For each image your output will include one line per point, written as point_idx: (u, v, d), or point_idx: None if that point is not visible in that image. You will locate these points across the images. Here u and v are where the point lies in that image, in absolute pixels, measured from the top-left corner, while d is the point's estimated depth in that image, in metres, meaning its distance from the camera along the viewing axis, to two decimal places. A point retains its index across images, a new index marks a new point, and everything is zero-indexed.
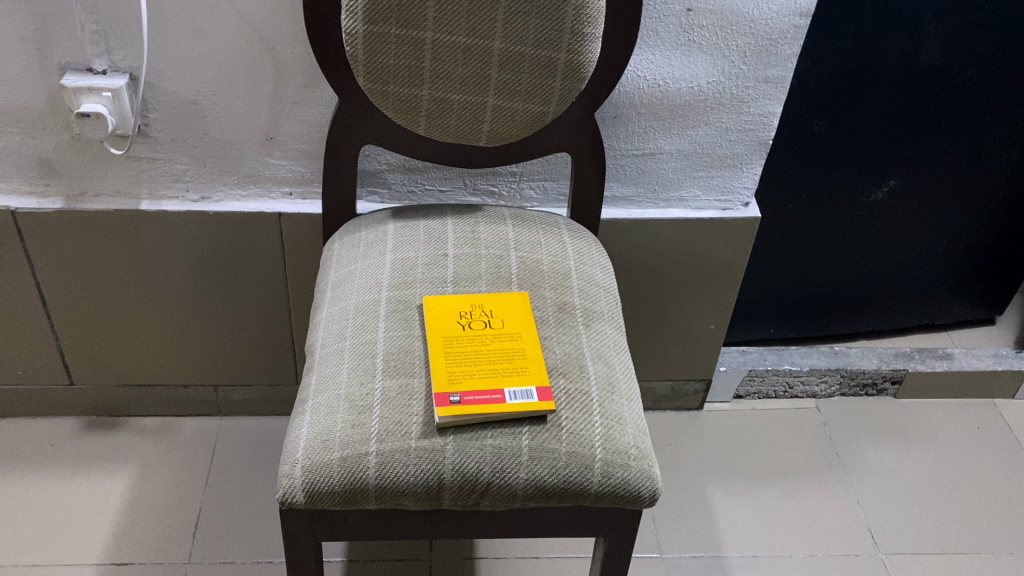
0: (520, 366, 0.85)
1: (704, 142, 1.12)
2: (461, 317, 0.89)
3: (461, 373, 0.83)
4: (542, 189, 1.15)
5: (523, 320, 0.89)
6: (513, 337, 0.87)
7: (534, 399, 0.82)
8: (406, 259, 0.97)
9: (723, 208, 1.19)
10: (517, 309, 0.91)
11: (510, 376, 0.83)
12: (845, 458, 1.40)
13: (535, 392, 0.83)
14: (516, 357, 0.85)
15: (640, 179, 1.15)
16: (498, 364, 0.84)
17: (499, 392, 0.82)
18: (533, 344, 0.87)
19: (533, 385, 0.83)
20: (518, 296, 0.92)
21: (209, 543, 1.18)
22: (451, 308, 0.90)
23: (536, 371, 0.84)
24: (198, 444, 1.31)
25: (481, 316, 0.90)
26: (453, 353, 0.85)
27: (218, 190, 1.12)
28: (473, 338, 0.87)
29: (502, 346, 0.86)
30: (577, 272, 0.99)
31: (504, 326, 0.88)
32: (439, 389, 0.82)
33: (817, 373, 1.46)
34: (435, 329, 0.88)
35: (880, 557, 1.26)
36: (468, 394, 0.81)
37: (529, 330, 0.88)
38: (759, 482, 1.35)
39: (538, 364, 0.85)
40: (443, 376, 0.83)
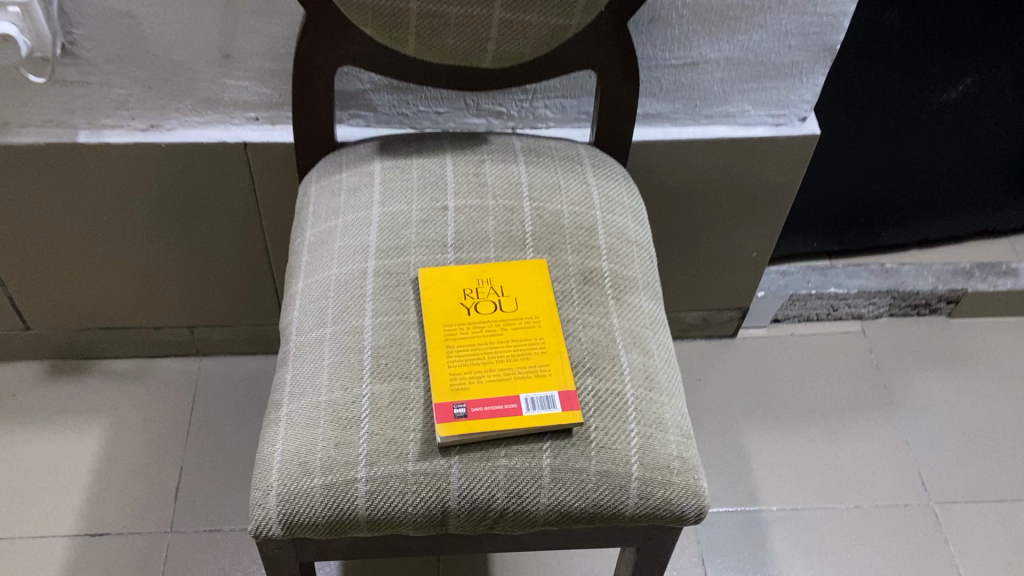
0: (539, 366, 0.69)
1: (758, 49, 0.91)
2: (466, 297, 0.73)
3: (466, 376, 0.68)
4: (559, 108, 0.95)
5: (541, 300, 0.73)
6: (529, 324, 0.71)
7: (556, 410, 0.67)
8: (398, 213, 0.80)
9: (775, 124, 1.00)
10: (532, 285, 0.74)
11: (527, 380, 0.68)
12: (893, 392, 1.27)
13: (557, 400, 0.67)
14: (534, 353, 0.70)
15: (679, 93, 0.95)
16: (512, 364, 0.69)
17: (514, 401, 0.67)
18: (555, 332, 0.71)
19: (556, 390, 0.68)
20: (534, 265, 0.75)
21: (197, 508, 1.08)
22: (453, 284, 0.74)
23: (558, 372, 0.69)
24: (177, 390, 1.18)
25: (490, 295, 0.73)
26: (458, 350, 0.70)
27: (169, 117, 0.93)
28: (482, 327, 0.71)
29: (517, 338, 0.70)
30: (604, 224, 0.81)
31: (519, 309, 0.72)
32: (440, 400, 0.67)
33: (865, 296, 1.30)
34: (434, 315, 0.72)
35: (929, 507, 1.15)
36: (476, 406, 0.67)
37: (550, 314, 0.72)
38: (797, 421, 1.22)
39: (561, 361, 0.70)
40: (445, 383, 0.68)
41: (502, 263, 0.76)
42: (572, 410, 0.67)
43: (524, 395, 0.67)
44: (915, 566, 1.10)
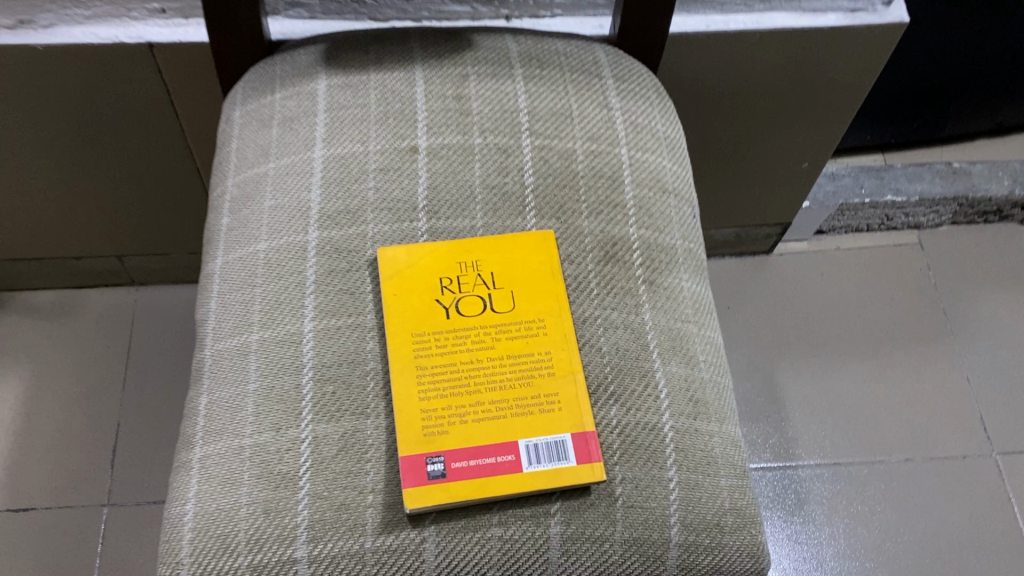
0: (545, 397, 0.50)
1: None
2: (443, 291, 0.53)
3: (444, 414, 0.49)
4: None
5: (546, 296, 0.53)
6: (530, 333, 0.52)
7: (569, 463, 0.49)
8: (349, 156, 0.58)
9: (850, 9, 0.76)
10: (533, 273, 0.54)
11: (528, 418, 0.49)
12: (953, 318, 1.07)
13: (571, 449, 0.49)
14: (538, 376, 0.50)
15: None
16: (508, 394, 0.50)
17: (512, 452, 0.48)
18: (567, 342, 0.52)
19: (568, 434, 0.49)
20: (539, 240, 0.55)
21: (131, 475, 0.91)
22: (424, 269, 0.53)
23: (570, 406, 0.50)
24: (109, 329, 1.00)
25: (477, 287, 0.53)
26: (432, 374, 0.50)
27: (44, 10, 0.69)
28: (466, 337, 0.51)
29: (514, 354, 0.51)
30: (632, 169, 0.60)
31: (517, 309, 0.52)
32: (408, 452, 0.48)
33: (927, 204, 1.09)
34: (398, 319, 0.52)
35: (992, 459, 0.98)
36: (458, 460, 0.48)
37: (558, 316, 0.53)
38: (841, 357, 1.05)
39: (574, 388, 0.51)
40: (415, 426, 0.49)
41: (492, 237, 0.55)
42: (591, 463, 0.49)
43: (525, 443, 0.49)
44: (975, 531, 0.93)
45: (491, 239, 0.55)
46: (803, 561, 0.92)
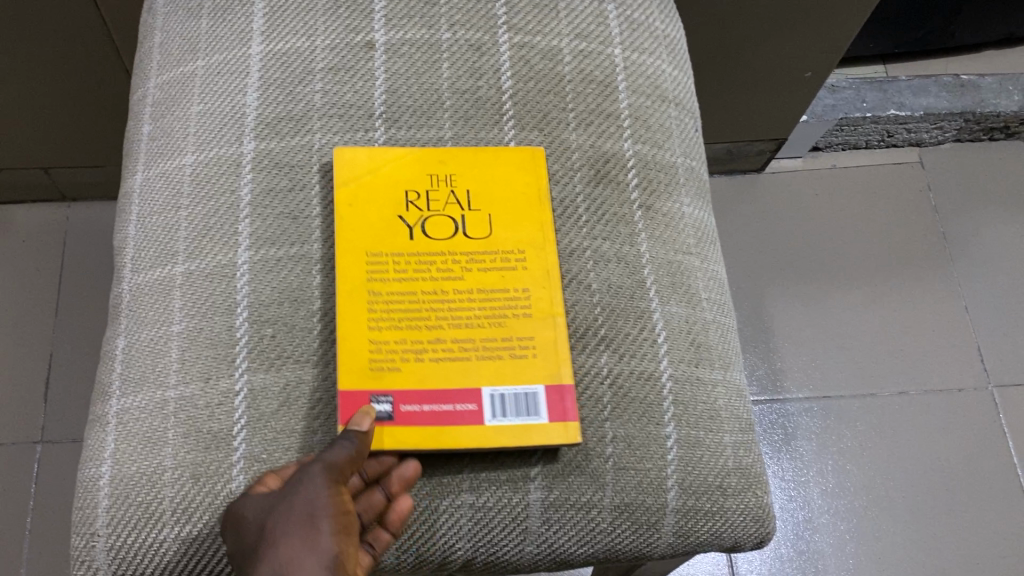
0: (517, 340, 0.42)
1: None
2: (408, 207, 0.44)
3: (396, 348, 0.41)
4: None
5: (529, 222, 0.45)
6: (507, 264, 0.43)
7: (540, 420, 0.41)
8: (292, 53, 0.49)
9: None
10: (515, 193, 0.45)
11: (496, 364, 0.41)
12: (953, 243, 1.01)
13: (544, 406, 0.41)
14: (511, 317, 0.42)
15: None
16: (473, 333, 0.42)
17: (475, 402, 0.41)
18: (550, 277, 0.44)
19: (542, 386, 0.41)
20: (525, 156, 0.46)
21: (65, 410, 0.83)
22: (387, 179, 0.45)
23: (547, 353, 0.42)
24: (38, 250, 0.90)
25: (449, 206, 0.44)
26: (385, 301, 0.42)
27: None
28: (430, 262, 0.43)
29: (486, 287, 0.43)
30: (627, 74, 0.51)
31: (494, 235, 0.44)
32: (351, 387, 0.40)
33: (931, 119, 1.02)
34: (350, 234, 0.43)
35: (989, 392, 0.92)
36: (409, 403, 0.40)
37: (543, 247, 0.44)
38: (835, 284, 0.98)
39: (554, 333, 0.42)
40: (360, 358, 0.41)
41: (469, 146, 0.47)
42: (566, 422, 0.41)
43: (489, 391, 0.41)
44: (968, 468, 0.88)
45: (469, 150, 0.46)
46: (789, 499, 0.87)
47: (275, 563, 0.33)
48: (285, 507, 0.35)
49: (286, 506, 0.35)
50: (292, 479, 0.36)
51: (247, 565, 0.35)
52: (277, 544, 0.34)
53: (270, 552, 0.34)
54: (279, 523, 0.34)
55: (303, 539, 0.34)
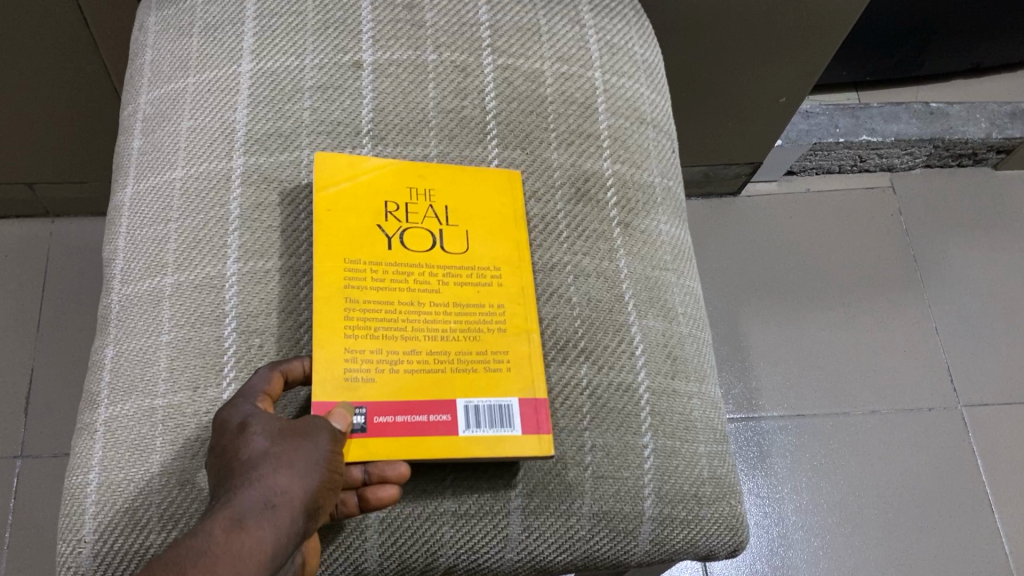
0: (492, 354, 0.43)
1: None
2: (387, 217, 0.45)
3: (370, 359, 0.41)
4: None
5: (504, 238, 0.46)
6: (482, 278, 0.44)
7: (513, 432, 0.41)
8: (281, 71, 0.50)
9: None
10: (490, 210, 0.47)
11: (470, 376, 0.42)
12: (923, 266, 1.03)
13: (518, 417, 0.42)
14: (487, 330, 0.43)
15: None
16: (449, 346, 0.43)
17: (450, 414, 0.41)
18: (522, 294, 0.45)
19: (517, 399, 0.42)
20: (502, 178, 0.48)
21: (46, 425, 0.83)
22: (359, 189, 0.46)
23: (522, 368, 0.43)
24: (22, 264, 0.90)
25: (427, 219, 0.45)
26: (362, 311, 0.42)
27: None
28: (408, 274, 0.43)
29: (460, 301, 0.44)
30: (607, 96, 0.53)
31: (470, 248, 0.45)
32: (326, 396, 0.40)
33: (902, 145, 1.04)
34: (328, 240, 0.43)
35: (958, 411, 0.94)
36: (384, 414, 0.40)
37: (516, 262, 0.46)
38: (809, 305, 1.00)
39: (527, 349, 0.44)
40: (334, 366, 0.41)
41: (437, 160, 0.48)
42: (539, 435, 0.42)
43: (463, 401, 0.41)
44: (938, 486, 0.90)
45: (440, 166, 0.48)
46: (763, 515, 0.88)
47: (271, 486, 0.32)
48: (297, 442, 0.35)
49: (297, 442, 0.35)
50: (304, 420, 0.36)
51: (226, 478, 0.34)
52: (280, 467, 0.33)
53: (261, 475, 0.33)
54: (286, 452, 0.34)
55: (303, 477, 0.33)
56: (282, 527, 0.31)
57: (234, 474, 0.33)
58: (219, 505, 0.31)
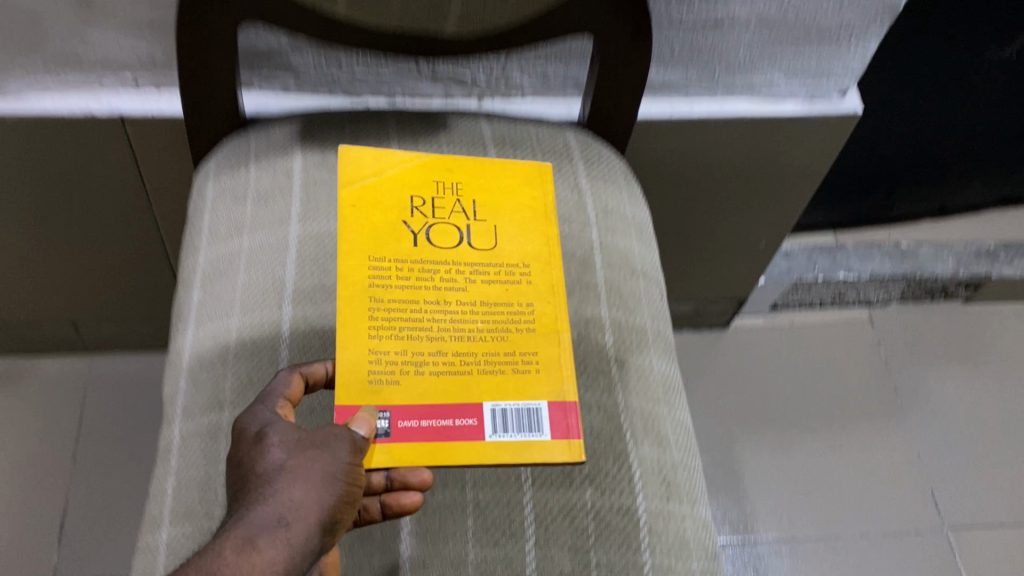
0: (519, 355, 0.54)
1: (802, 8, 0.69)
2: (414, 217, 0.57)
3: (400, 360, 0.52)
4: (541, 76, 0.73)
5: (530, 245, 0.58)
6: (512, 279, 0.57)
7: (543, 437, 0.52)
8: (324, 235, 0.58)
9: (807, 98, 0.78)
10: (517, 220, 0.59)
11: (498, 377, 0.53)
12: (903, 395, 1.10)
13: (547, 424, 0.52)
14: (514, 330, 0.55)
15: (694, 61, 0.73)
16: (474, 348, 0.54)
17: (476, 418, 0.52)
18: (539, 291, 0.57)
19: (546, 404, 0.53)
20: (524, 179, 0.61)
21: (79, 553, 0.88)
22: (402, 196, 0.58)
23: (547, 369, 0.54)
24: (62, 397, 0.97)
25: (453, 217, 0.58)
26: (387, 309, 0.54)
27: (13, 80, 0.68)
28: (434, 272, 0.55)
29: (490, 299, 0.56)
30: (603, 252, 0.61)
31: (499, 249, 0.57)
32: (348, 400, 0.50)
33: (877, 283, 1.14)
34: (357, 239, 0.56)
35: (943, 534, 0.99)
36: (409, 420, 0.51)
37: (545, 262, 0.58)
38: (798, 432, 1.06)
39: (554, 353, 0.55)
40: (360, 359, 0.52)
41: (473, 170, 0.61)
42: (569, 441, 0.52)
43: (491, 407, 0.52)
44: None
45: (474, 171, 0.61)
46: None
47: (285, 501, 0.36)
48: (312, 456, 0.39)
49: (312, 457, 0.39)
50: (323, 431, 0.42)
51: (246, 488, 0.38)
52: (293, 482, 0.37)
53: (277, 489, 0.37)
54: (300, 468, 0.38)
55: (314, 492, 0.38)
56: (294, 543, 0.35)
57: (253, 485, 0.38)
58: (241, 514, 0.36)
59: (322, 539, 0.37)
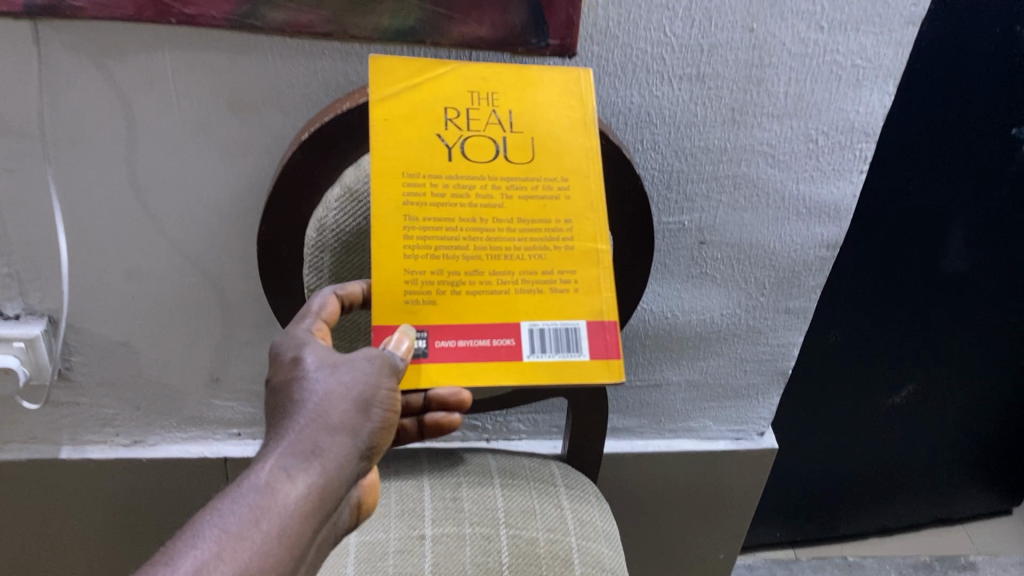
0: (558, 274, 0.55)
1: (716, 374, 0.99)
2: (449, 125, 0.56)
3: (436, 280, 0.54)
4: (532, 421, 1.03)
5: (569, 156, 0.57)
6: (546, 194, 0.56)
7: (581, 356, 0.54)
8: (375, 541, 0.79)
9: (735, 438, 1.06)
10: (554, 128, 0.58)
11: (537, 296, 0.54)
12: None
13: (585, 343, 0.54)
14: (552, 247, 0.55)
15: (644, 410, 1.02)
16: (512, 268, 0.55)
17: (513, 335, 0.54)
18: (573, 206, 0.56)
19: (583, 322, 0.54)
20: (564, 89, 0.59)
21: None
22: (436, 107, 0.57)
23: (582, 288, 0.55)
24: None
25: (488, 127, 0.57)
26: (421, 225, 0.54)
27: (153, 433, 0.96)
28: (470, 188, 0.55)
29: (527, 215, 0.55)
30: (581, 552, 0.82)
31: (537, 162, 0.56)
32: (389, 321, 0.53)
33: None
34: (392, 156, 0.55)
35: None
36: (446, 340, 0.53)
37: (583, 176, 0.57)
38: None
39: (591, 272, 0.56)
40: (395, 291, 0.53)
41: (511, 80, 0.58)
42: (603, 360, 0.54)
43: (528, 327, 0.54)
44: None
45: (508, 80, 0.59)
46: None
47: (323, 428, 0.43)
48: (347, 382, 0.46)
49: (350, 383, 0.46)
50: (361, 358, 0.48)
51: (286, 408, 0.45)
52: (326, 410, 0.44)
53: (317, 417, 0.44)
54: (331, 398, 0.45)
55: (345, 414, 0.44)
56: (329, 468, 0.42)
57: (290, 411, 0.44)
58: (280, 440, 0.43)
59: (355, 454, 0.44)
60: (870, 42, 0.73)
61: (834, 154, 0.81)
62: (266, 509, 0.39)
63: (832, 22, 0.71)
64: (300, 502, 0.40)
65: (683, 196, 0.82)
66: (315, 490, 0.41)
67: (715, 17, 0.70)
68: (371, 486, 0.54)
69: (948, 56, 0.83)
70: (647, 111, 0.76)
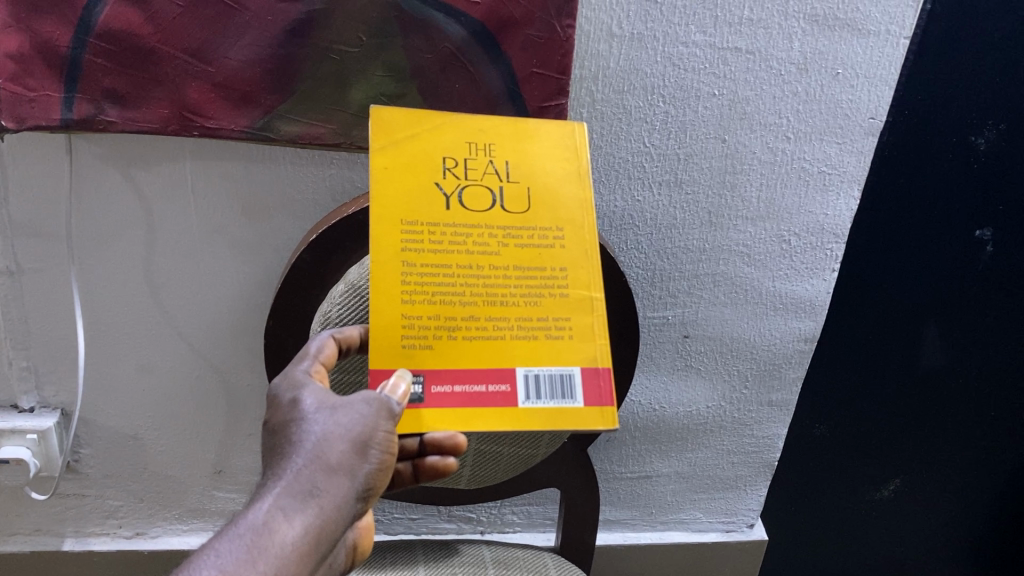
0: (553, 321, 0.54)
1: (705, 465, 1.02)
2: (447, 175, 0.55)
3: (433, 326, 0.53)
4: (525, 513, 1.05)
5: (565, 206, 0.56)
6: (543, 243, 0.55)
7: (576, 403, 0.53)
8: None
9: (725, 530, 1.09)
10: (551, 178, 0.57)
11: (533, 342, 0.53)
12: None
13: (580, 390, 0.53)
14: (549, 295, 0.54)
15: (635, 502, 1.04)
16: (509, 314, 0.54)
17: (509, 381, 0.52)
18: (570, 254, 0.56)
19: (578, 368, 0.53)
20: (561, 141, 0.58)
21: None
22: (435, 157, 0.56)
23: (579, 335, 0.54)
24: None
25: (485, 177, 0.56)
26: (420, 272, 0.53)
27: (155, 524, 0.98)
28: (469, 236, 0.54)
29: (523, 263, 0.54)
30: None
31: (534, 213, 0.56)
32: (386, 365, 0.52)
33: None
34: (391, 204, 0.54)
35: None
36: (443, 385, 0.52)
37: (578, 225, 0.56)
38: None
39: (586, 318, 0.55)
40: (393, 337, 0.52)
41: (509, 132, 0.58)
42: (597, 408, 0.53)
43: (524, 372, 0.53)
44: None
45: (506, 131, 0.58)
46: None
47: (319, 470, 0.45)
48: (345, 423, 0.47)
49: (347, 424, 0.47)
50: (362, 400, 0.48)
51: (285, 450, 0.46)
52: (323, 451, 0.46)
53: (314, 459, 0.45)
54: (328, 439, 0.46)
55: (342, 456, 0.46)
56: (325, 510, 0.44)
57: (289, 452, 0.46)
58: (278, 481, 0.44)
59: (351, 496, 0.46)
60: (834, 150, 0.80)
61: (806, 254, 0.86)
62: (262, 551, 0.41)
63: (797, 132, 0.78)
64: (296, 543, 0.42)
65: (667, 293, 0.87)
66: (311, 532, 0.43)
67: (690, 129, 0.77)
68: (365, 529, 0.55)
69: (907, 165, 0.89)
70: (630, 215, 0.82)
